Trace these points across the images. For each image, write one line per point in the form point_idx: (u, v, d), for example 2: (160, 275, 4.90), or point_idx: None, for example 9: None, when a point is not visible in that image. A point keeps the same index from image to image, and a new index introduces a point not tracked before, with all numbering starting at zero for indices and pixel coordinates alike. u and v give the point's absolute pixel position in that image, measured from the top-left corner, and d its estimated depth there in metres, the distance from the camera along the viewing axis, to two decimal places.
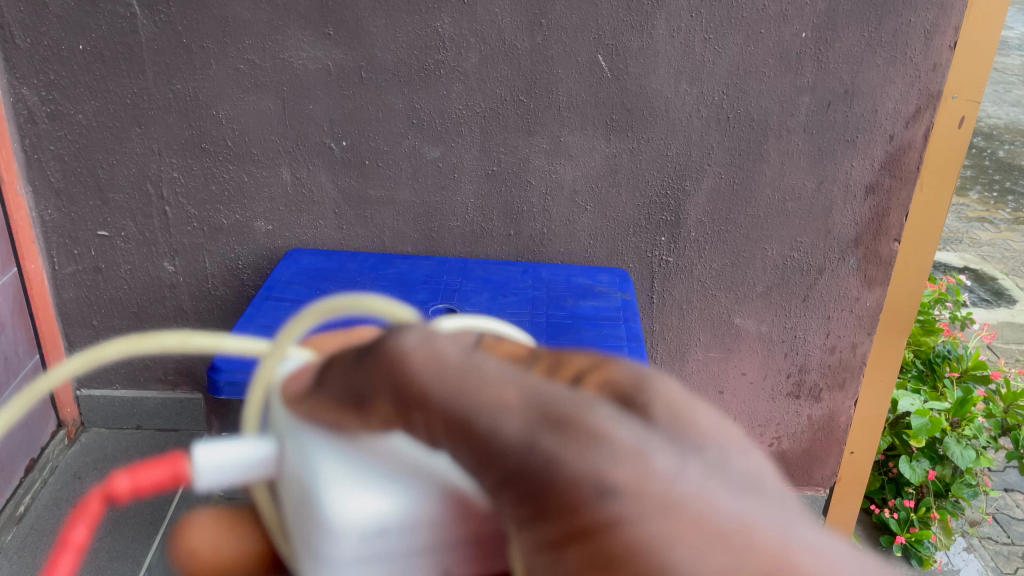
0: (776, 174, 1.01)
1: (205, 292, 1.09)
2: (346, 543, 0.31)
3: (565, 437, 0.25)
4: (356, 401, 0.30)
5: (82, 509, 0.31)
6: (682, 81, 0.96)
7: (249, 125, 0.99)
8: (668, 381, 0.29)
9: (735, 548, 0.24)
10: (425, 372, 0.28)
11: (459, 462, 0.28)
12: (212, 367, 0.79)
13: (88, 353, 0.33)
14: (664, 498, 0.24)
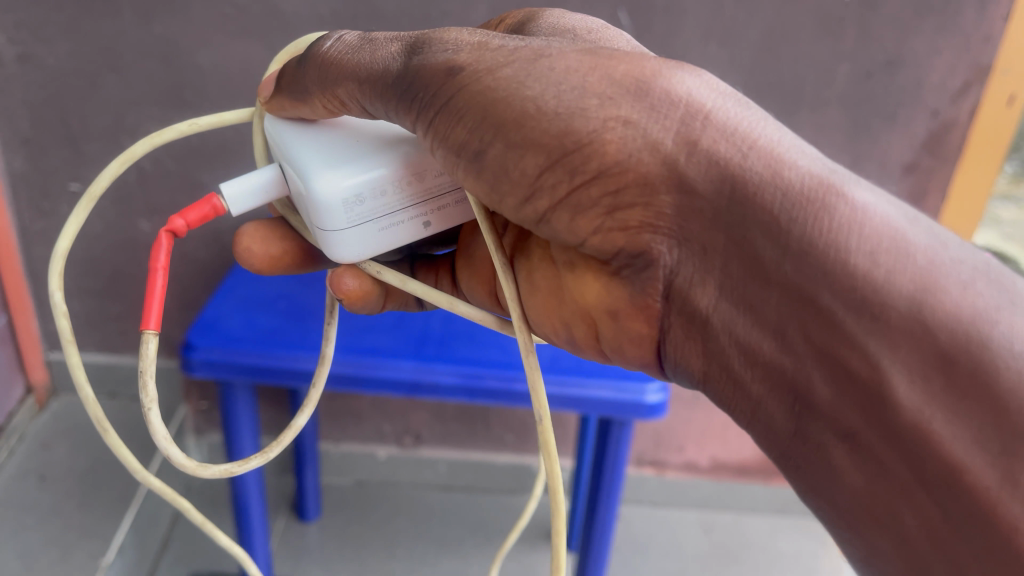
0: (806, 148, 0.93)
1: (185, 254, 1.01)
2: (340, 206, 0.46)
3: (418, 52, 0.46)
4: (308, 98, 0.49)
5: (157, 245, 0.47)
6: (712, 42, 0.87)
7: (235, 75, 0.90)
8: (549, 12, 0.55)
9: (527, 67, 0.43)
10: (337, 51, 0.47)
11: (374, 99, 0.47)
12: (186, 344, 0.72)
13: (122, 156, 0.52)
14: (486, 58, 0.44)
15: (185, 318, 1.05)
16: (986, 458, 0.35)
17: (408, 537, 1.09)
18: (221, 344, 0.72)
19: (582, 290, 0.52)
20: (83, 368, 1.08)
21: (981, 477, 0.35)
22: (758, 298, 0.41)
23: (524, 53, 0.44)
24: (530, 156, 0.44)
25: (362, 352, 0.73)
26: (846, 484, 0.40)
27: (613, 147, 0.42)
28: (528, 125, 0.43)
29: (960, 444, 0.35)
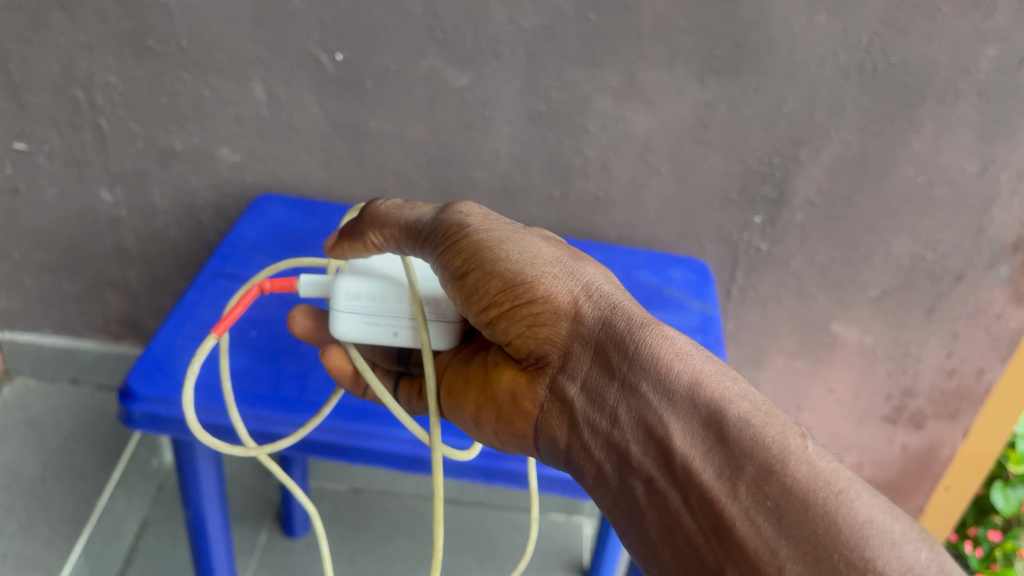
0: (925, 149, 0.73)
1: (153, 230, 0.85)
2: (343, 298, 0.51)
3: (436, 210, 0.50)
4: (359, 239, 0.52)
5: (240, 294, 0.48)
6: (821, 9, 0.67)
7: (210, 20, 0.71)
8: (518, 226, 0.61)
9: (509, 230, 0.48)
10: (390, 204, 0.52)
11: (405, 245, 0.51)
12: (126, 389, 0.55)
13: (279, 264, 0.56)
14: (486, 220, 0.49)
15: (154, 301, 0.90)
16: (723, 486, 0.38)
17: (404, 563, 0.95)
18: (170, 392, 0.56)
19: (491, 382, 0.50)
20: (39, 351, 0.93)
21: (721, 500, 0.38)
22: (599, 382, 0.45)
23: (513, 227, 0.49)
24: (482, 285, 0.47)
25: (349, 413, 0.57)
26: (645, 527, 0.42)
27: (533, 275, 0.46)
28: (490, 265, 0.46)
29: (705, 474, 0.39)
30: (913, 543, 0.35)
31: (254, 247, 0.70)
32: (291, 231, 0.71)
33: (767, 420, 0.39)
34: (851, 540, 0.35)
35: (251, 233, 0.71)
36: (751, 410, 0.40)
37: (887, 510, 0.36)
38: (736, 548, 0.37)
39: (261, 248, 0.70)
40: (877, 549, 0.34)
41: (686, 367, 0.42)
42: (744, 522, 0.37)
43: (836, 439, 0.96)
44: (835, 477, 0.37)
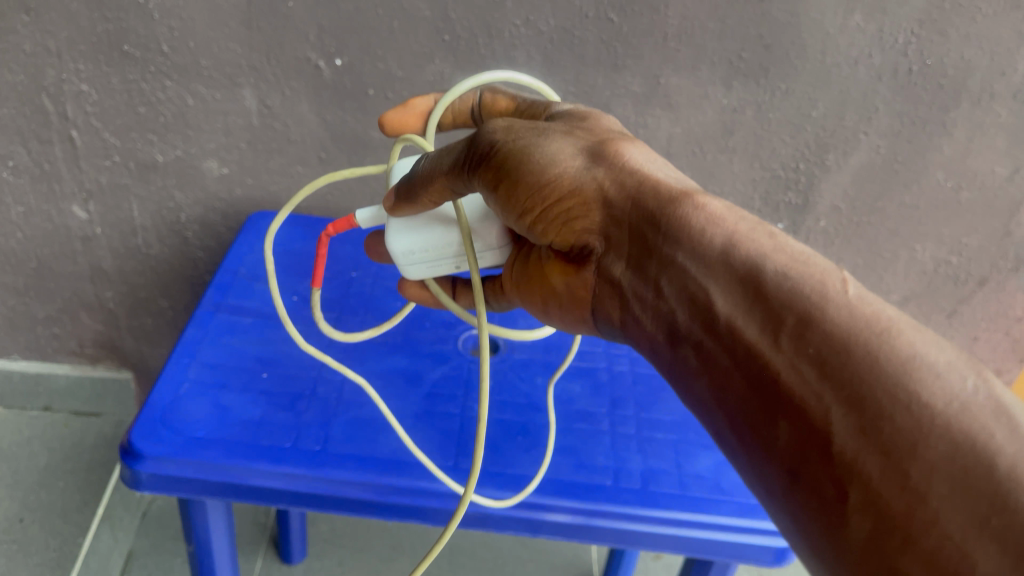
0: (956, 153, 0.70)
1: (132, 248, 0.78)
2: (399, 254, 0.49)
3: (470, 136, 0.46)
4: (418, 199, 0.46)
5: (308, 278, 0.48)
6: (857, 10, 0.63)
7: (195, 22, 0.65)
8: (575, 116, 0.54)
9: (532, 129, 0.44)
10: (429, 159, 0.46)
11: (452, 187, 0.45)
12: (129, 447, 0.49)
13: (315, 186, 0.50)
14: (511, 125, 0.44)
15: (134, 323, 0.84)
16: (757, 340, 0.34)
17: None
18: (180, 448, 0.50)
19: (551, 272, 0.46)
20: (7, 378, 0.86)
21: (757, 355, 0.33)
22: (641, 257, 0.40)
23: (546, 133, 0.43)
24: (517, 195, 0.42)
25: (381, 466, 0.50)
26: (697, 392, 0.37)
27: (558, 167, 0.42)
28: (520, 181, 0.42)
29: (741, 332, 0.34)
30: (962, 374, 0.29)
31: (255, 274, 0.64)
32: (292, 254, 0.66)
33: (805, 269, 0.34)
34: (897, 379, 0.29)
35: (249, 258, 0.65)
36: (786, 261, 0.35)
37: (946, 348, 0.30)
38: (777, 406, 0.32)
39: (262, 275, 0.64)
40: (927, 387, 0.29)
41: (706, 229, 0.38)
42: (783, 374, 0.32)
43: None
44: (883, 316, 0.31)
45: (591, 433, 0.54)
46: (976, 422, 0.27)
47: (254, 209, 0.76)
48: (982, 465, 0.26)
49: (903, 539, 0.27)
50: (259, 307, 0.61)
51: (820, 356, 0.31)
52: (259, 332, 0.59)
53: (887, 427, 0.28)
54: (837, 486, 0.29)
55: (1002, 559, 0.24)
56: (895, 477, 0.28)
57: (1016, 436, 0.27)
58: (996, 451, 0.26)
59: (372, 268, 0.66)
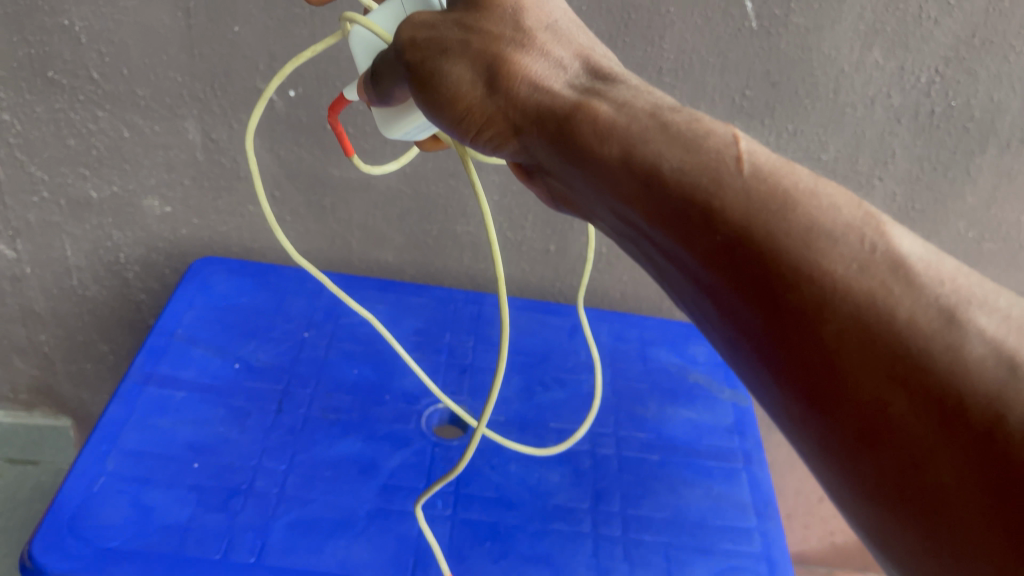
0: (980, 201, 0.63)
1: (67, 290, 0.71)
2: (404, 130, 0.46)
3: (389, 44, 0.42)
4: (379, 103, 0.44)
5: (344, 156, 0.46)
6: (876, 46, 0.56)
7: (130, 47, 0.57)
8: None
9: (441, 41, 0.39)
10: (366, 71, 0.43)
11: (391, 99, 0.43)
12: (29, 562, 0.42)
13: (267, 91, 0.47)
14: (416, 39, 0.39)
15: (72, 368, 0.76)
16: (673, 233, 0.34)
17: None
18: (90, 564, 0.42)
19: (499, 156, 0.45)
20: None
21: (679, 253, 0.34)
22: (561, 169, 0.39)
23: (445, 40, 0.39)
24: (446, 123, 0.40)
25: None
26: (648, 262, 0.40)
27: (471, 91, 0.39)
28: (446, 112, 0.40)
29: (658, 227, 0.35)
30: (857, 232, 0.31)
31: (193, 335, 0.56)
32: (237, 310, 0.59)
33: (700, 155, 0.34)
34: (800, 254, 0.31)
35: (187, 315, 0.57)
36: (681, 148, 0.35)
37: (833, 204, 0.32)
38: (703, 291, 0.34)
39: (202, 337, 0.56)
40: (827, 256, 0.30)
41: (605, 135, 0.36)
42: (700, 263, 0.33)
43: None
44: (779, 188, 0.33)
45: (571, 536, 0.47)
46: (874, 283, 0.30)
47: (201, 250, 0.68)
48: (885, 323, 0.29)
49: (826, 397, 0.30)
50: (195, 377, 0.53)
51: (730, 246, 0.32)
52: (193, 409, 0.51)
53: (800, 302, 0.30)
54: (766, 357, 0.32)
55: (909, 405, 0.28)
56: (811, 347, 0.30)
57: (912, 290, 0.30)
58: (894, 306, 0.29)
59: (328, 327, 0.59)
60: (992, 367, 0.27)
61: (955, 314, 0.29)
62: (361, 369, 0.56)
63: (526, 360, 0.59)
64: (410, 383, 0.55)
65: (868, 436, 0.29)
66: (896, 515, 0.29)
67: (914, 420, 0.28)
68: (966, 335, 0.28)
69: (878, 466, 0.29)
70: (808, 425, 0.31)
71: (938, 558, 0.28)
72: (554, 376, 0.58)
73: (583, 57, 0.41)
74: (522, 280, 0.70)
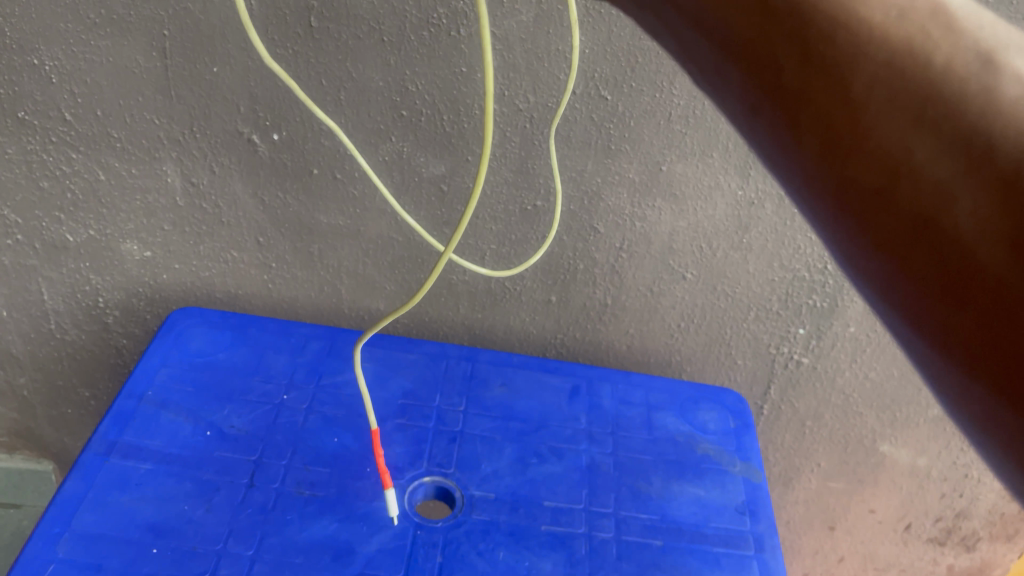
0: None
1: (45, 334, 0.67)
2: None
3: None
4: None
5: None
6: None
7: (104, 87, 0.54)
8: None
9: None
10: None
11: None
12: None
13: None
14: None
15: (53, 412, 0.73)
16: None
17: None
18: None
19: None
20: None
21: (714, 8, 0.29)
22: None
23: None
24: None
25: None
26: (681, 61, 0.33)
27: None
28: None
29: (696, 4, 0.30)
30: None
31: (164, 398, 0.52)
32: (213, 369, 0.55)
33: None
34: (839, 8, 0.26)
35: (159, 375, 0.54)
36: None
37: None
38: (729, 71, 0.30)
39: (173, 400, 0.52)
40: (866, 4, 0.26)
41: None
42: (737, 31, 0.29)
43: (871, 561, 0.80)
44: None
45: None
46: (913, 29, 0.25)
47: (182, 297, 0.65)
48: (918, 68, 0.24)
49: (846, 152, 0.25)
50: (162, 446, 0.49)
51: (767, 6, 0.28)
52: (156, 483, 0.47)
53: (827, 53, 0.26)
54: (787, 130, 0.28)
55: (933, 149, 0.23)
56: (836, 102, 0.26)
57: (953, 34, 0.25)
58: (931, 51, 0.24)
59: (309, 388, 0.55)
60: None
61: (1000, 59, 0.24)
62: (341, 435, 0.52)
63: (521, 427, 0.54)
64: (393, 454, 0.51)
65: (889, 190, 0.24)
66: (907, 294, 0.23)
67: (936, 164, 0.23)
68: (1008, 81, 0.23)
69: (893, 228, 0.24)
70: (823, 198, 0.26)
71: (946, 333, 0.22)
72: (550, 446, 0.53)
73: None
74: (521, 331, 0.65)
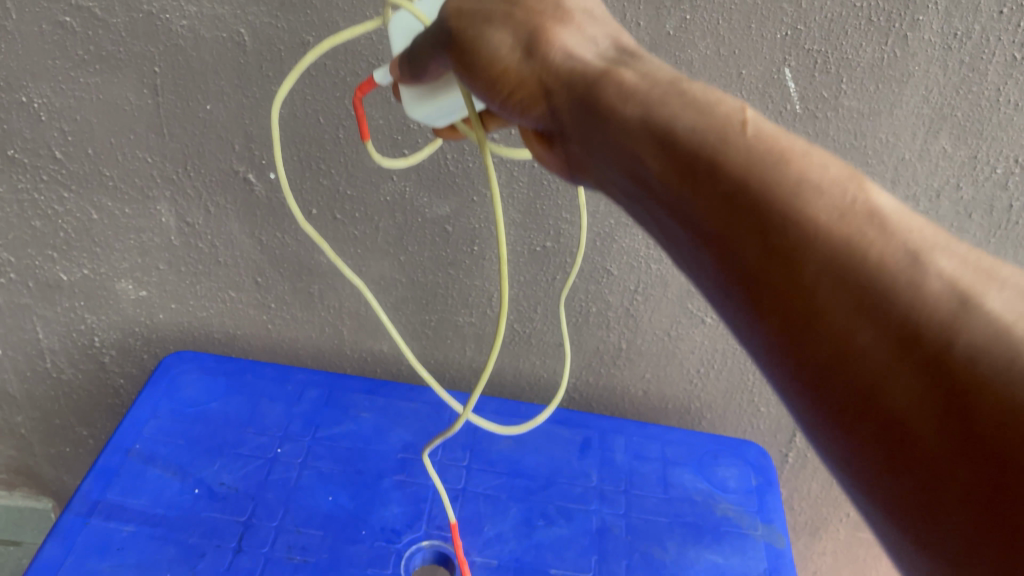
0: None
1: (41, 373, 0.65)
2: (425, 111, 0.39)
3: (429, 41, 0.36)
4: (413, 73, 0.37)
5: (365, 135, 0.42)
6: (943, 132, 0.47)
7: (95, 125, 0.52)
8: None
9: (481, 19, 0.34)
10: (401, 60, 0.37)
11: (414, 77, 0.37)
12: None
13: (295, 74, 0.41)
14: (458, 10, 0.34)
15: (51, 450, 0.71)
16: (677, 192, 0.28)
17: None
18: None
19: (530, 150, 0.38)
20: None
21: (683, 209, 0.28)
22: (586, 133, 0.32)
23: (491, 6, 0.34)
24: (480, 95, 0.35)
25: None
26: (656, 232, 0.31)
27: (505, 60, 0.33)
28: (480, 79, 0.34)
29: (663, 191, 0.28)
30: (840, 183, 0.25)
31: (152, 452, 0.50)
32: (205, 420, 0.52)
33: (697, 112, 0.28)
34: (786, 204, 0.25)
35: (149, 427, 0.51)
36: (691, 111, 0.28)
37: (826, 165, 0.26)
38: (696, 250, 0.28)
39: (161, 455, 0.50)
40: (808, 205, 0.24)
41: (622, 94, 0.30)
42: (705, 224, 0.27)
43: None
44: (779, 149, 0.26)
45: None
46: (852, 230, 0.24)
47: (179, 335, 0.63)
48: (862, 273, 0.23)
49: (809, 353, 0.23)
50: (146, 507, 0.47)
51: (728, 201, 0.26)
52: (139, 548, 0.44)
53: (779, 254, 0.24)
54: (757, 323, 0.25)
55: (891, 355, 0.22)
56: (790, 302, 0.24)
57: (887, 233, 0.23)
58: (865, 246, 0.23)
59: (304, 441, 0.52)
60: (971, 314, 0.21)
61: (927, 258, 0.22)
62: (336, 494, 0.49)
63: (527, 484, 0.51)
64: (391, 516, 0.48)
65: (839, 385, 0.22)
66: (892, 506, 0.22)
67: (899, 376, 0.21)
68: (944, 285, 0.22)
69: (870, 440, 0.22)
70: (794, 400, 0.24)
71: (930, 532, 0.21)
72: (558, 506, 0.50)
73: (622, 39, 0.35)
74: (531, 375, 0.62)
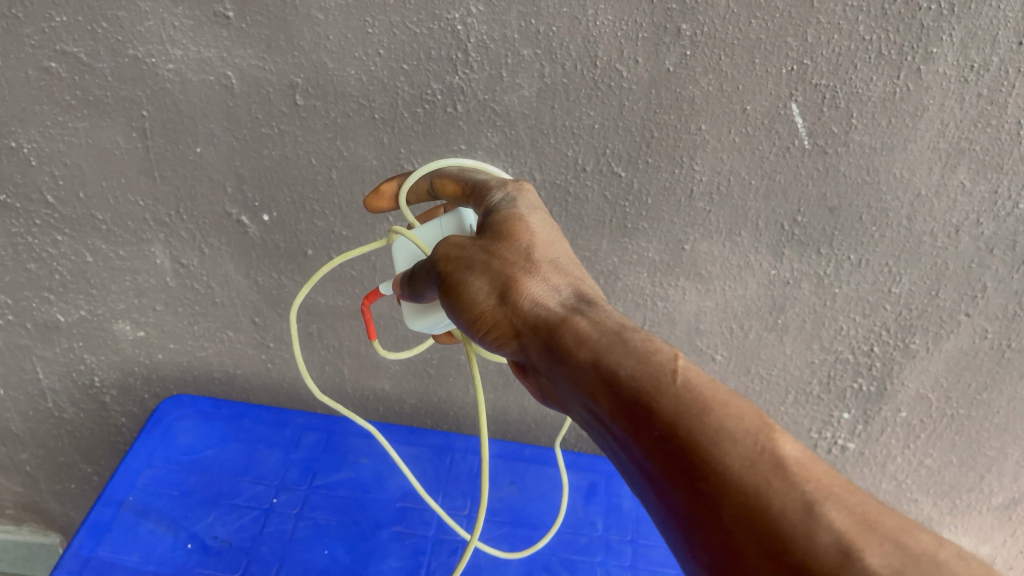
0: None
1: (41, 412, 0.64)
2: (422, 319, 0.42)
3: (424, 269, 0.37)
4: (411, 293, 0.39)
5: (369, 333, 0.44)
6: (961, 166, 0.45)
7: (85, 170, 0.50)
8: (535, 205, 0.38)
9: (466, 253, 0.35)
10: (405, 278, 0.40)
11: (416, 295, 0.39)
12: None
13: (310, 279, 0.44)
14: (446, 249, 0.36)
15: (56, 487, 0.70)
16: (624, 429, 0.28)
17: None
18: None
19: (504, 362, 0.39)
20: None
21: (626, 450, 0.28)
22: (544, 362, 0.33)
23: (471, 251, 0.35)
24: (461, 324, 0.36)
25: None
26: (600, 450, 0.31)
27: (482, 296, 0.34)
28: (458, 312, 0.35)
29: (610, 424, 0.29)
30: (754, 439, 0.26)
31: (145, 505, 0.49)
32: (200, 469, 0.52)
33: (633, 353, 0.30)
34: (706, 451, 0.26)
35: (143, 478, 0.50)
36: (632, 357, 0.30)
37: (741, 409, 0.27)
38: (637, 478, 0.28)
39: (155, 508, 0.49)
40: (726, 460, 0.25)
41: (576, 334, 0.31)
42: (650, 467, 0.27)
43: None
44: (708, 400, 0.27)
45: None
46: (764, 483, 0.24)
47: (180, 375, 0.62)
48: (768, 525, 0.23)
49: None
50: (138, 563, 0.45)
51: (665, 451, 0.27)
52: None
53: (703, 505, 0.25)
54: (689, 559, 0.25)
55: None
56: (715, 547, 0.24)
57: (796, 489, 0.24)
58: (772, 502, 0.24)
59: (301, 489, 0.51)
60: (855, 567, 0.22)
61: (821, 512, 0.23)
62: (332, 546, 0.48)
63: (529, 534, 0.50)
64: (389, 569, 0.47)
65: None
66: None
67: None
68: (832, 539, 0.23)
69: None
70: None
71: None
72: (562, 559, 0.48)
73: (583, 285, 0.35)
74: (537, 414, 0.61)
